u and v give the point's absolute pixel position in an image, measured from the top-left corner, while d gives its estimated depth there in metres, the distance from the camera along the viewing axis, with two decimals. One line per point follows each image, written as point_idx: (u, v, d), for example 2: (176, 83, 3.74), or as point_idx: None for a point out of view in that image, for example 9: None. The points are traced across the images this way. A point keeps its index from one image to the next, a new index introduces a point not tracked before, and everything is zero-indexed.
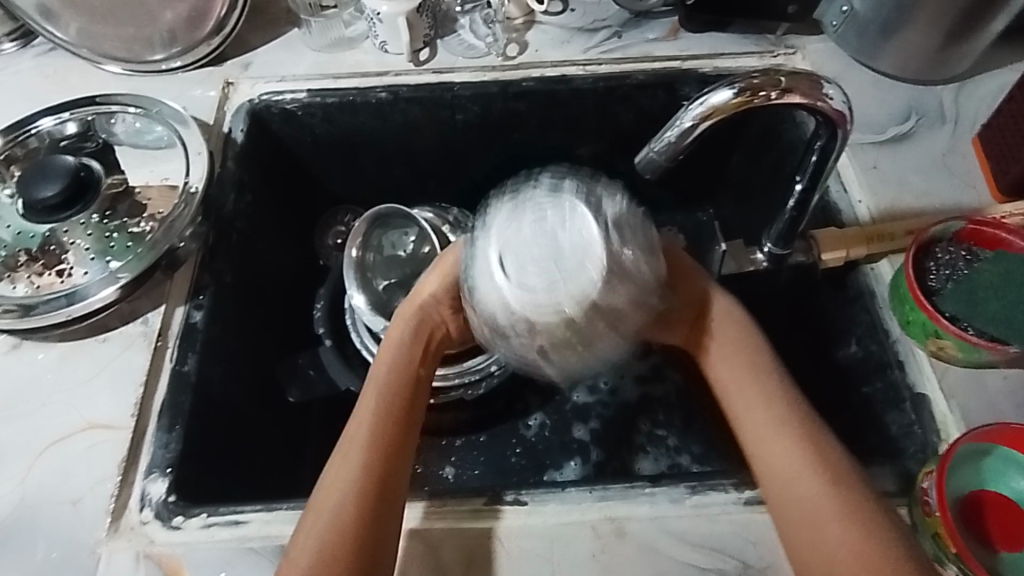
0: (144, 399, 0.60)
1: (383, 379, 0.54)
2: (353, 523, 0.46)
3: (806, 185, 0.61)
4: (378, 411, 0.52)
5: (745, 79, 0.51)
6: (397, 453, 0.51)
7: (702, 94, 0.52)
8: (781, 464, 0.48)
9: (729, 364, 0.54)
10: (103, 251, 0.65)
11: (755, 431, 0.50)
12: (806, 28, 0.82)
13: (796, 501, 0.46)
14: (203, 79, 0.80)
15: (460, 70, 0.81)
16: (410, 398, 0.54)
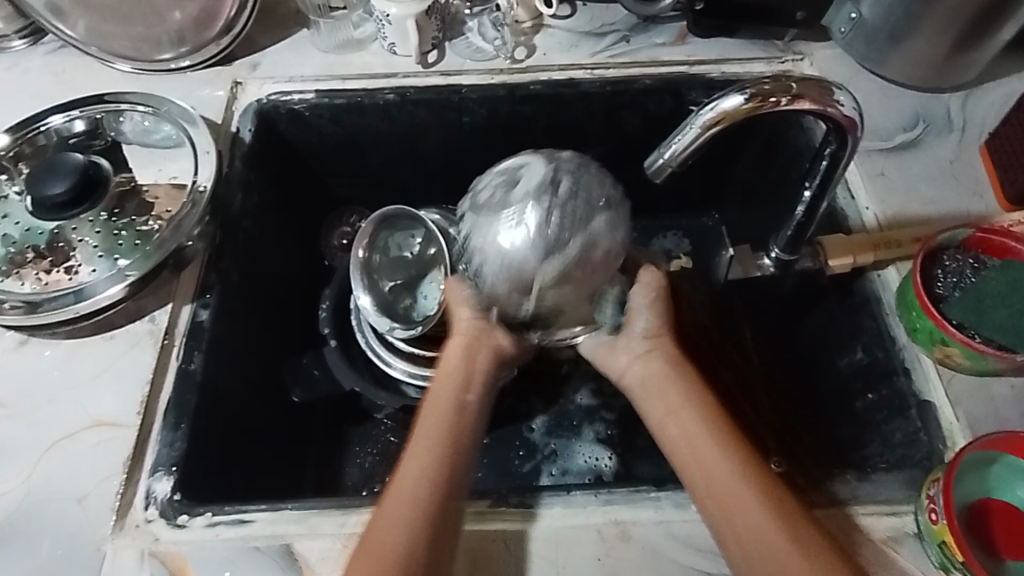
0: (150, 398, 0.60)
1: (437, 415, 0.54)
2: (403, 557, 0.47)
3: (816, 191, 0.61)
4: (431, 450, 0.52)
5: (756, 85, 0.51)
6: (450, 494, 0.50)
7: (712, 99, 0.52)
8: (743, 501, 0.49)
9: (672, 403, 0.55)
10: (110, 248, 0.65)
11: (710, 479, 0.50)
12: (814, 34, 0.82)
13: (760, 539, 0.47)
14: (212, 79, 0.80)
15: (467, 72, 0.81)
16: (463, 433, 0.53)
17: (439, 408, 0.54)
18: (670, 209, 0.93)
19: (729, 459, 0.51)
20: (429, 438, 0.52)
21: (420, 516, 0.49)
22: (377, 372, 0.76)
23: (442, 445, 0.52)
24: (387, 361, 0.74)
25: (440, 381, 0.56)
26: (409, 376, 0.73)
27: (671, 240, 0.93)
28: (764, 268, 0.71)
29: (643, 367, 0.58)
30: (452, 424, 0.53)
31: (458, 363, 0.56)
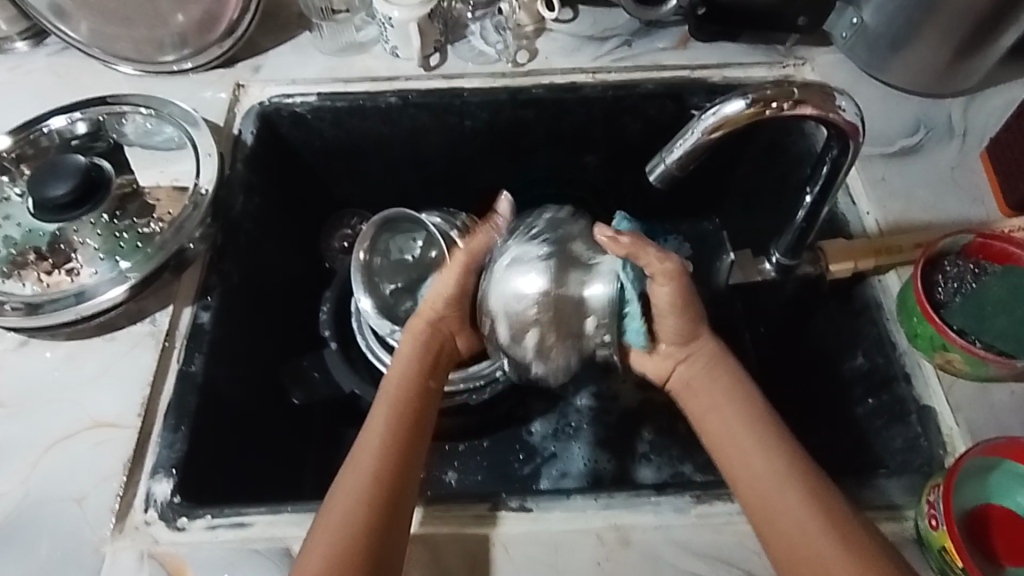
0: (150, 399, 0.60)
1: (393, 390, 0.58)
2: (361, 516, 0.49)
3: (816, 197, 0.61)
4: (388, 422, 0.55)
5: (759, 91, 0.51)
6: (406, 460, 0.53)
7: (715, 105, 0.52)
8: (771, 489, 0.50)
9: (711, 403, 0.57)
10: (112, 250, 0.65)
11: (751, 476, 0.52)
12: (816, 40, 0.82)
13: (783, 516, 0.49)
14: (215, 81, 0.81)
15: (469, 76, 0.81)
16: (420, 405, 0.57)
17: (404, 387, 0.58)
18: (671, 214, 0.93)
19: (761, 448, 0.53)
20: (383, 412, 0.56)
21: (379, 481, 0.51)
22: (377, 375, 0.76)
23: (399, 416, 0.56)
24: (387, 364, 0.74)
25: (397, 363, 0.61)
26: None
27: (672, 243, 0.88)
28: (766, 273, 0.71)
29: (686, 369, 0.60)
30: (408, 399, 0.57)
31: (414, 348, 0.62)
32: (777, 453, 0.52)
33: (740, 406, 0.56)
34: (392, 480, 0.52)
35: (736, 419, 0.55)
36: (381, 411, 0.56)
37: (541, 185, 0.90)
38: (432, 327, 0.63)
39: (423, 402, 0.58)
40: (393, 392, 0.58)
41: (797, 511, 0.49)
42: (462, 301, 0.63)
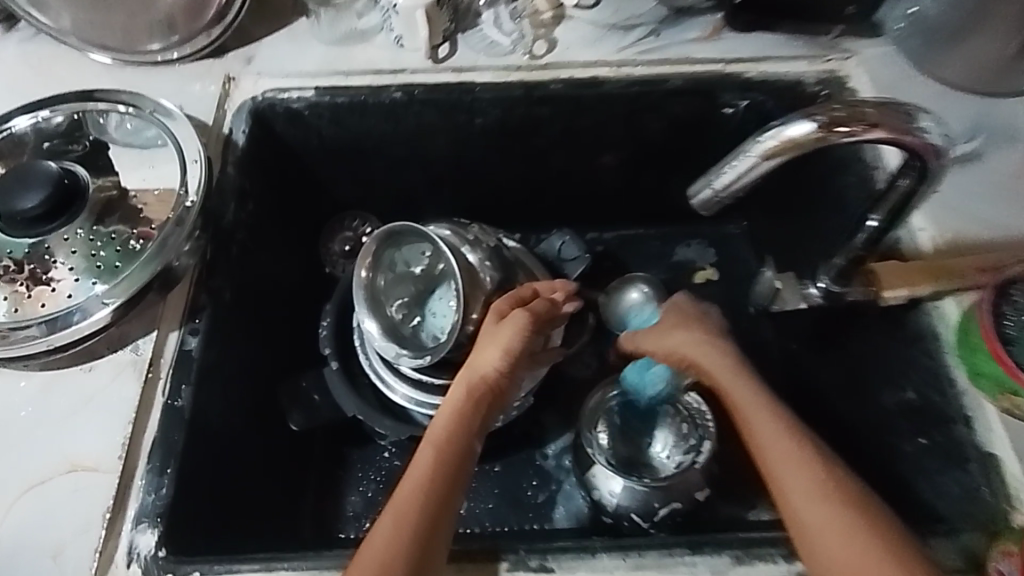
0: (132, 438, 0.54)
1: (436, 436, 0.57)
2: (398, 558, 0.48)
3: (879, 224, 0.54)
4: (430, 469, 0.54)
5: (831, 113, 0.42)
6: (446, 505, 0.52)
7: (780, 123, 0.44)
8: (780, 476, 0.51)
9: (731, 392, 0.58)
10: (88, 271, 0.59)
11: (796, 481, 0.50)
12: (860, 30, 0.75)
13: (816, 524, 0.48)
14: (202, 74, 0.74)
15: (481, 69, 0.74)
16: (460, 459, 0.56)
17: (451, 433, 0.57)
18: (692, 216, 0.90)
19: (800, 457, 0.51)
20: (426, 456, 0.55)
21: (422, 525, 0.50)
22: (382, 398, 0.71)
23: (440, 462, 0.54)
24: (391, 387, 0.70)
25: (444, 413, 0.59)
26: (409, 400, 0.69)
27: (694, 249, 0.91)
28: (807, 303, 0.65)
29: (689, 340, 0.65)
30: (450, 447, 0.56)
31: (463, 397, 0.60)
32: (787, 439, 0.53)
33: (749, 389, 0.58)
34: (427, 524, 0.50)
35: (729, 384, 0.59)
36: (422, 456, 0.55)
37: (557, 186, 0.85)
38: (477, 376, 0.61)
39: (467, 452, 0.56)
40: (436, 438, 0.56)
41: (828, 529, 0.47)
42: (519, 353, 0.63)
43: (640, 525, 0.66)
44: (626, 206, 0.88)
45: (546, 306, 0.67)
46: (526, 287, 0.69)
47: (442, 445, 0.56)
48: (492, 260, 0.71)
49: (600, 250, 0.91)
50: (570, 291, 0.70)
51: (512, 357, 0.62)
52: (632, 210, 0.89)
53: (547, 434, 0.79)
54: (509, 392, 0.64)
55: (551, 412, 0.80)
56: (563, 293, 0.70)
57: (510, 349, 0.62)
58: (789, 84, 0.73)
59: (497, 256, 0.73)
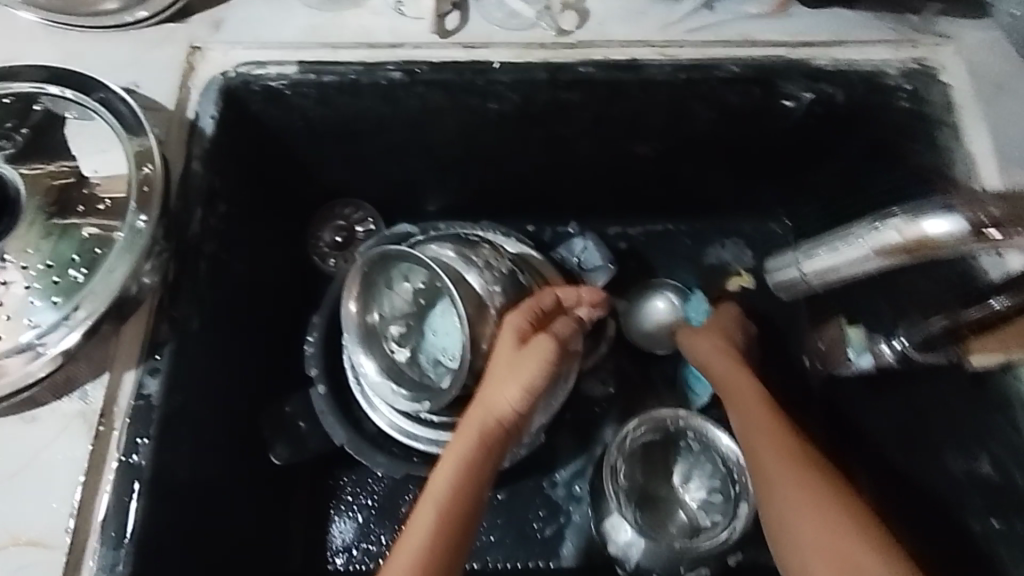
0: (83, 505, 0.47)
1: (440, 495, 0.49)
2: None
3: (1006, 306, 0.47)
4: (432, 535, 0.48)
5: (985, 211, 0.36)
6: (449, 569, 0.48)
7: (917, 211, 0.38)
8: (750, 442, 0.55)
9: (737, 394, 0.59)
10: (22, 306, 0.49)
11: (762, 444, 0.55)
12: (957, 9, 0.62)
13: (772, 476, 0.52)
14: (161, 40, 0.61)
15: (497, 45, 0.62)
16: (466, 523, 0.49)
17: (456, 487, 0.49)
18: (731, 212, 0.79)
19: (764, 417, 0.56)
20: (428, 510, 0.48)
21: None
22: (375, 431, 0.63)
23: (441, 521, 0.48)
24: (387, 420, 0.62)
25: (451, 461, 0.51)
26: (404, 433, 0.62)
27: (730, 249, 0.80)
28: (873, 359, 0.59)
29: (717, 343, 0.65)
30: (457, 509, 0.49)
31: (475, 448, 0.51)
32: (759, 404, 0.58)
33: (738, 368, 0.62)
34: None
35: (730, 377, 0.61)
36: (423, 515, 0.49)
37: (579, 178, 0.74)
38: (492, 418, 0.53)
39: (474, 512, 0.50)
40: (441, 497, 0.49)
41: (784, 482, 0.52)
42: (540, 389, 0.54)
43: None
44: (657, 200, 0.77)
45: (569, 326, 0.58)
46: (548, 294, 0.59)
47: (447, 508, 0.49)
48: (501, 283, 0.61)
49: (624, 247, 0.80)
50: (593, 299, 0.62)
51: (532, 397, 0.53)
52: (663, 203, 0.78)
53: (558, 459, 0.71)
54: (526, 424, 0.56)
55: (562, 434, 0.72)
56: (586, 303, 0.62)
57: (531, 389, 0.53)
58: (867, 75, 0.60)
59: (511, 283, 0.62)
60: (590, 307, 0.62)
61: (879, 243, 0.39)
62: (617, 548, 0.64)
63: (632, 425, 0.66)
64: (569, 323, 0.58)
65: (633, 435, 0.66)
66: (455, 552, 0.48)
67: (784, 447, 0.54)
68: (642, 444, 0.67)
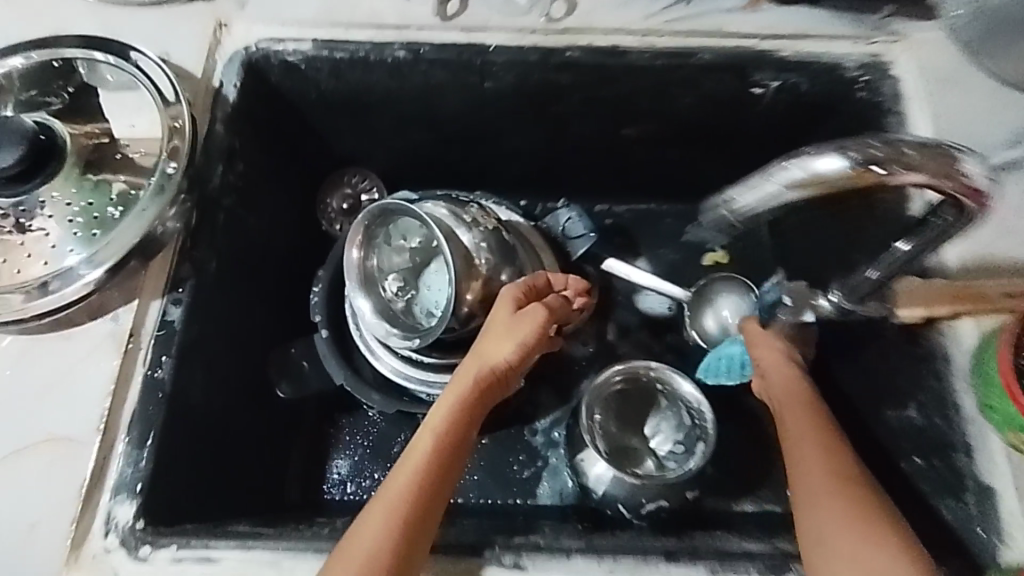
0: (111, 410, 0.54)
1: (432, 434, 0.54)
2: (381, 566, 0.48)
3: (911, 250, 0.47)
4: (421, 470, 0.52)
5: (870, 148, 0.36)
6: (433, 505, 0.51)
7: (810, 150, 0.38)
8: (796, 457, 0.53)
9: (789, 405, 0.57)
10: (67, 237, 0.57)
11: (807, 458, 0.52)
12: (914, 10, 0.68)
13: (816, 496, 0.50)
14: (192, 16, 0.68)
15: (494, 29, 0.69)
16: (452, 462, 0.54)
17: (447, 429, 0.54)
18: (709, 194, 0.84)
19: (814, 432, 0.54)
20: (427, 442, 0.53)
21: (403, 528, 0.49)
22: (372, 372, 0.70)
23: (439, 451, 0.53)
24: (383, 362, 0.68)
25: (442, 405, 0.56)
26: (397, 374, 0.68)
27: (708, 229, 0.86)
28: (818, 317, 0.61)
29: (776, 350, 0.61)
30: (447, 448, 0.54)
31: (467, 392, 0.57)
32: (813, 420, 0.55)
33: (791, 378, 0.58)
34: (414, 528, 0.50)
35: (785, 385, 0.58)
36: (416, 451, 0.53)
37: (568, 157, 0.80)
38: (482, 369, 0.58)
39: (460, 454, 0.54)
40: (432, 435, 0.54)
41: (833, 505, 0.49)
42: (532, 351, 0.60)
43: (624, 516, 0.64)
44: (640, 182, 0.83)
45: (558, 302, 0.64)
46: (539, 274, 0.66)
47: (438, 446, 0.53)
48: (489, 240, 0.68)
49: (610, 224, 0.87)
50: (581, 280, 0.68)
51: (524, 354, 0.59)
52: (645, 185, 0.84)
53: (539, 411, 0.77)
54: (511, 384, 0.62)
55: (544, 390, 0.78)
56: (571, 283, 0.67)
57: (524, 347, 0.58)
58: (827, 67, 0.67)
59: (496, 237, 0.69)
60: (573, 290, 0.68)
61: (779, 180, 0.39)
62: (589, 479, 0.68)
63: (608, 372, 0.72)
64: (560, 299, 0.64)
65: (608, 384, 0.72)
66: (441, 490, 0.52)
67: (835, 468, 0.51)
68: (614, 394, 0.73)
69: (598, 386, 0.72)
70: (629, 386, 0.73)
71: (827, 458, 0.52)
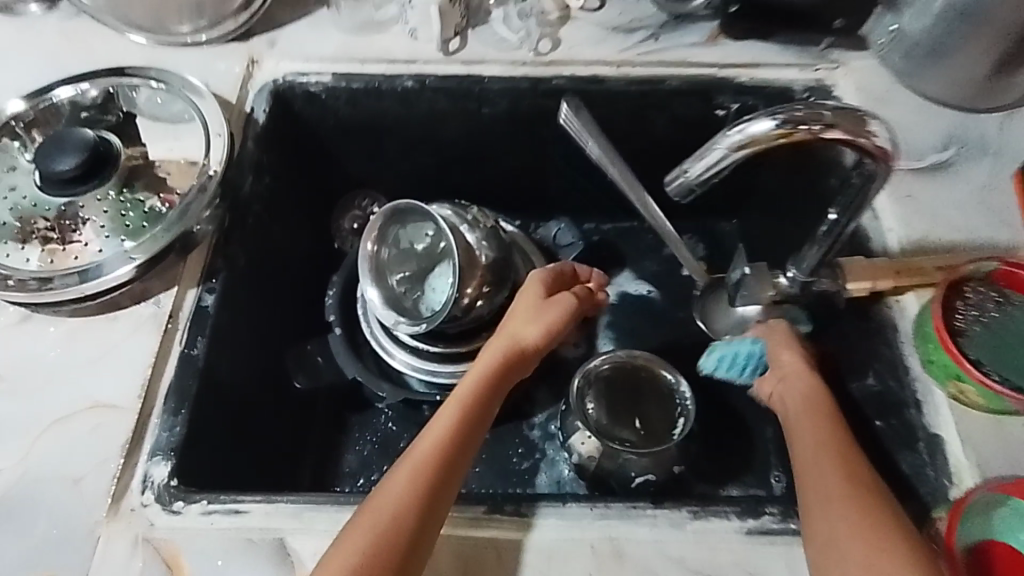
0: (151, 381, 0.60)
1: (462, 399, 0.60)
2: (413, 503, 0.52)
3: (838, 218, 0.58)
4: (451, 426, 0.57)
5: (791, 111, 0.47)
6: (462, 459, 0.56)
7: (746, 120, 0.49)
8: (804, 460, 0.55)
9: (802, 415, 0.58)
10: (118, 229, 0.64)
11: (815, 461, 0.54)
12: (851, 43, 0.79)
13: (822, 497, 0.51)
14: (228, 55, 0.79)
15: (489, 62, 0.79)
16: (479, 424, 0.59)
17: (475, 395, 0.60)
18: (685, 212, 0.92)
19: (824, 439, 0.55)
20: (442, 427, 0.57)
21: (435, 471, 0.54)
22: (381, 366, 0.76)
23: (438, 452, 0.55)
24: (392, 354, 0.75)
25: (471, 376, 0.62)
26: (410, 366, 0.75)
27: (690, 245, 0.91)
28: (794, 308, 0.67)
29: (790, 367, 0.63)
30: (475, 412, 0.59)
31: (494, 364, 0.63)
32: (824, 429, 0.56)
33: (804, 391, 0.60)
34: (444, 475, 0.54)
35: (803, 403, 0.59)
36: (446, 412, 0.59)
37: (557, 178, 0.88)
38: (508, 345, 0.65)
39: (485, 419, 0.60)
40: (461, 399, 0.60)
41: (840, 509, 0.50)
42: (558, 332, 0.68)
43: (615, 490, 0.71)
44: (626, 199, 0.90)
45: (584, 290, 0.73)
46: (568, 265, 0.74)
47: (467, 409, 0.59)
48: (489, 240, 0.76)
49: (596, 240, 0.93)
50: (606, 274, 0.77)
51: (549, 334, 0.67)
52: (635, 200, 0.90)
53: (535, 407, 0.83)
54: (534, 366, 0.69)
55: (540, 388, 0.84)
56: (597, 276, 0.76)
57: (550, 328, 0.67)
58: (779, 90, 0.77)
59: (495, 236, 0.77)
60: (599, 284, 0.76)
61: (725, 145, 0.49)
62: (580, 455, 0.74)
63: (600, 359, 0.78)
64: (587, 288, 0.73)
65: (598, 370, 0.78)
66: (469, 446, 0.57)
67: (844, 473, 0.52)
68: (605, 381, 0.78)
69: (587, 372, 0.78)
70: (618, 372, 0.78)
71: (836, 463, 0.53)
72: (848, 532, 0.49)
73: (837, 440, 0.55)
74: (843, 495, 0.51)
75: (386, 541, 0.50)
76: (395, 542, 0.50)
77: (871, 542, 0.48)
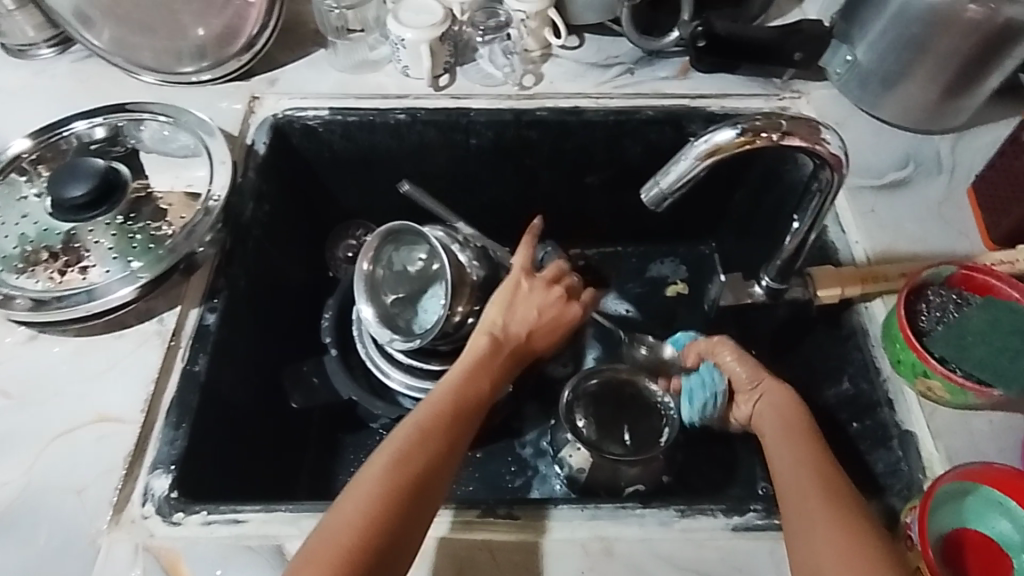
0: (154, 396, 0.62)
1: (458, 380, 0.62)
2: (411, 464, 0.54)
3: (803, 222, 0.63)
4: (447, 404, 0.60)
5: (751, 122, 0.52)
6: (457, 434, 0.58)
7: (709, 131, 0.53)
8: (785, 478, 0.56)
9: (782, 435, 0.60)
10: (125, 250, 0.66)
11: (796, 478, 0.55)
12: (812, 74, 0.85)
13: (806, 514, 0.52)
14: (231, 93, 0.84)
15: (477, 96, 0.84)
16: (473, 405, 0.61)
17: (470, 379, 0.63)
18: (665, 236, 0.97)
19: (803, 458, 0.57)
20: (437, 403, 0.59)
21: (431, 442, 0.56)
22: (374, 385, 0.78)
23: (422, 441, 0.55)
24: (386, 372, 0.77)
25: (467, 358, 0.65)
26: (404, 386, 0.76)
27: (669, 266, 0.97)
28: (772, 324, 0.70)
29: (767, 397, 0.65)
30: (469, 392, 0.62)
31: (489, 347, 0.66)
32: (803, 448, 0.58)
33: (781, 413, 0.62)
34: (440, 445, 0.56)
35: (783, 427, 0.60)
36: (443, 390, 0.61)
37: (542, 205, 0.93)
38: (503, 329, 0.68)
39: (480, 400, 0.62)
40: (457, 379, 0.62)
41: (823, 525, 0.51)
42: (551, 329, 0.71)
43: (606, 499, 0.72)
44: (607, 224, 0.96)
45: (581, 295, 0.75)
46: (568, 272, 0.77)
47: (462, 390, 0.62)
48: (479, 259, 0.79)
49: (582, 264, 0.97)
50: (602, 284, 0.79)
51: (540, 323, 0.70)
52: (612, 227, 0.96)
53: (526, 424, 0.85)
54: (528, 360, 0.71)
55: (531, 406, 0.86)
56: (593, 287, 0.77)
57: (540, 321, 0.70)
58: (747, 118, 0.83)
59: (484, 255, 0.80)
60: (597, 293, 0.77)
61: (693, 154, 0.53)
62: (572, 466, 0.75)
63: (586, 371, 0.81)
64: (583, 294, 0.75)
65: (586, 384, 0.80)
66: (463, 423, 0.59)
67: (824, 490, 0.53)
68: (592, 394, 0.80)
69: (576, 387, 0.80)
70: (605, 386, 0.81)
71: (816, 480, 0.54)
72: (831, 547, 0.50)
73: (815, 457, 0.57)
74: (825, 511, 0.52)
75: (382, 498, 0.51)
76: (392, 498, 0.51)
77: (853, 555, 0.49)
